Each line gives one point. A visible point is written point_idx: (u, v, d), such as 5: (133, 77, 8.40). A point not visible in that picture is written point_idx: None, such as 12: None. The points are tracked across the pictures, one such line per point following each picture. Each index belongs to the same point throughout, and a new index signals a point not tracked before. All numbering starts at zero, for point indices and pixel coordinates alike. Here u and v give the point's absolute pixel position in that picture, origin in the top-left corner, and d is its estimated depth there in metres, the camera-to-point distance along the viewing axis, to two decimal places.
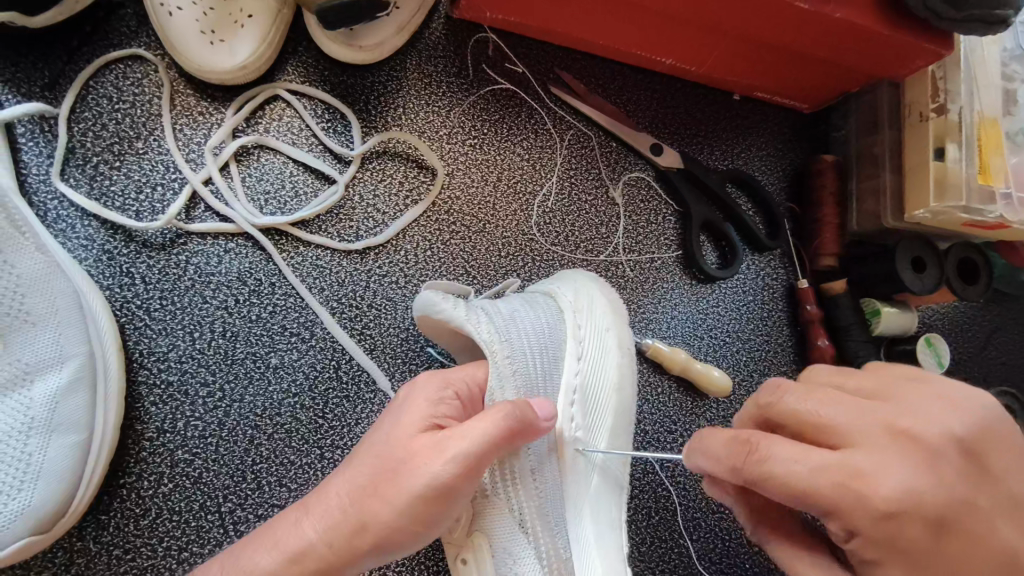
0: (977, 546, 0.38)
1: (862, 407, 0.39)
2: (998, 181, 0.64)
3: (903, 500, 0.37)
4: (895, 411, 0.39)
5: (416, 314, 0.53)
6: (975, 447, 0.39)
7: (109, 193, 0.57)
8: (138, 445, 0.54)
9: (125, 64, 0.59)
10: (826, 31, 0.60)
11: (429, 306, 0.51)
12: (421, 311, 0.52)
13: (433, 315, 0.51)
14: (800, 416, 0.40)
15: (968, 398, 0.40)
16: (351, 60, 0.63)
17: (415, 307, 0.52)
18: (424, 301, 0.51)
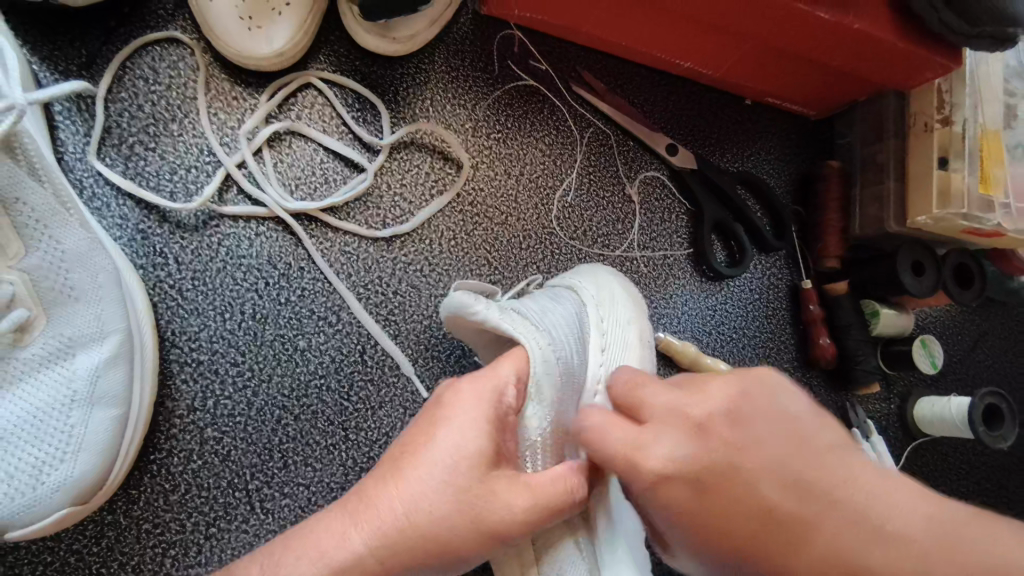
0: (739, 502, 0.43)
1: (676, 395, 0.45)
2: (998, 191, 0.68)
3: (666, 465, 0.43)
4: (690, 398, 0.45)
5: (448, 316, 0.56)
6: (756, 439, 0.44)
7: (144, 173, 0.58)
8: (169, 422, 0.55)
9: (162, 47, 0.60)
10: (842, 42, 0.63)
11: (464, 310, 0.53)
12: (455, 314, 0.54)
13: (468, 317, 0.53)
14: (627, 390, 0.46)
15: (763, 392, 0.46)
16: (379, 49, 0.65)
17: (448, 309, 0.55)
18: (456, 305, 0.53)
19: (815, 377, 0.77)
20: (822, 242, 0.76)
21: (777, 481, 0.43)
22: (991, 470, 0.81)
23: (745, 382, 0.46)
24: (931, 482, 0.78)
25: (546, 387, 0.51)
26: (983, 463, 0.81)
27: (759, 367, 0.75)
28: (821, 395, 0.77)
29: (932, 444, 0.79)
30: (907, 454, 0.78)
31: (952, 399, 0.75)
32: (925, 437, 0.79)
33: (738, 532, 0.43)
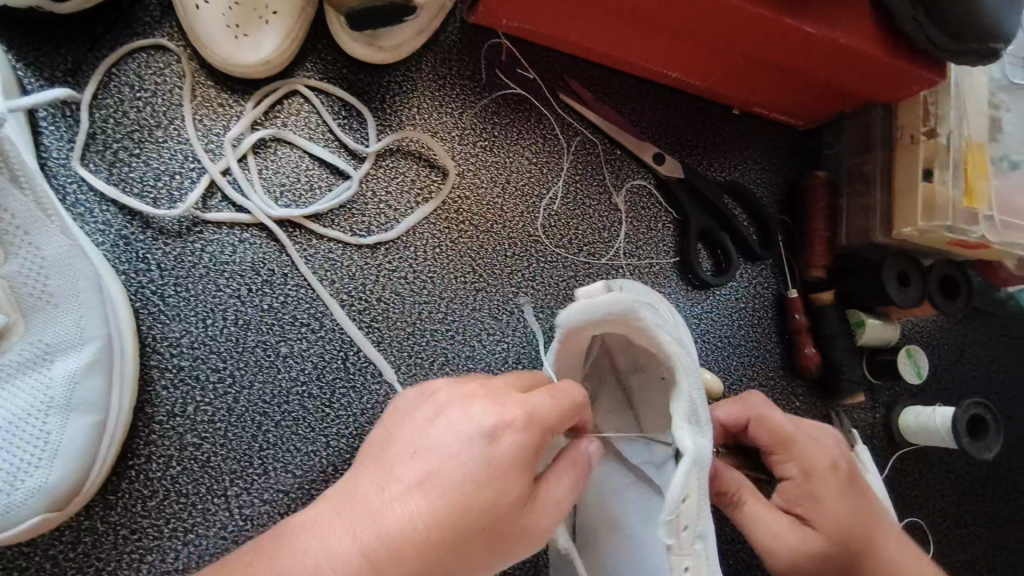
0: (862, 518, 0.57)
1: (806, 428, 0.59)
2: (982, 204, 0.67)
3: (843, 477, 0.58)
4: (807, 430, 0.59)
5: (592, 307, 0.47)
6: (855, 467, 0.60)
7: (127, 180, 0.58)
8: (149, 428, 0.55)
9: (148, 53, 0.60)
10: (827, 55, 0.63)
11: (633, 311, 0.47)
12: (616, 313, 0.47)
13: (631, 318, 0.48)
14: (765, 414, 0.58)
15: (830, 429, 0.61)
16: (365, 57, 0.65)
17: (604, 305, 0.47)
18: (629, 303, 0.47)
19: (799, 386, 0.77)
20: (808, 252, 0.76)
21: (863, 506, 0.57)
22: (975, 480, 0.81)
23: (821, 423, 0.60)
24: (915, 492, 0.79)
25: (699, 409, 0.49)
26: (968, 473, 0.81)
27: (744, 376, 0.75)
28: (805, 404, 0.77)
29: (917, 454, 0.80)
30: (891, 463, 0.79)
31: (937, 410, 0.75)
32: (910, 447, 0.79)
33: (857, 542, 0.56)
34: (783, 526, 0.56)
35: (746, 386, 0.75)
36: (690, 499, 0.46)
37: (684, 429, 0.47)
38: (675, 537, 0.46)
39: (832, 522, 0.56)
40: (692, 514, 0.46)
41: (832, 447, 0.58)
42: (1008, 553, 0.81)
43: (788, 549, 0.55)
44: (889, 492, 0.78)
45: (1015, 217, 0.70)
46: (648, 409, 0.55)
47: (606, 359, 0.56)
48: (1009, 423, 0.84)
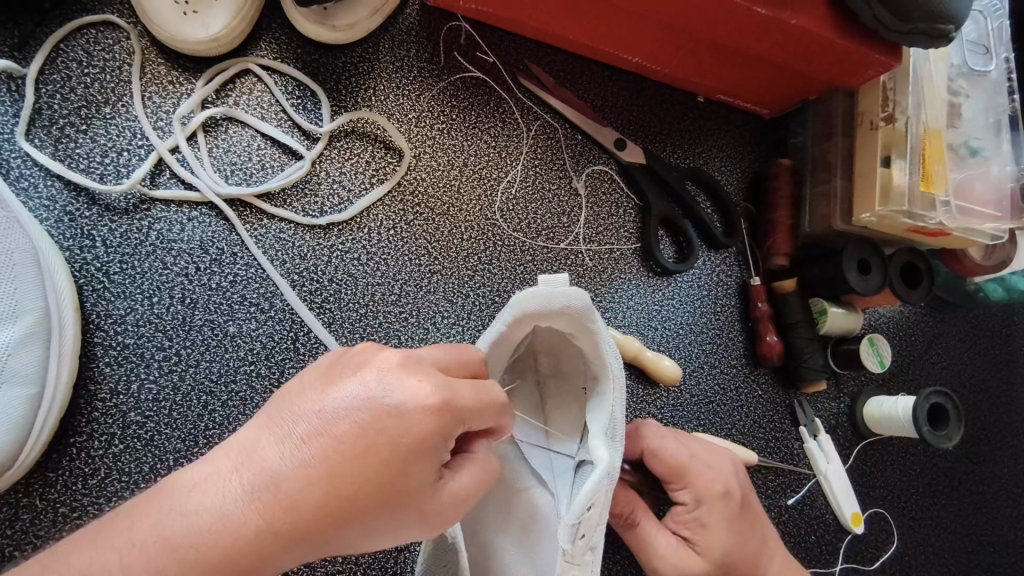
0: (751, 536, 0.61)
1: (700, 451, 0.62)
2: (939, 189, 0.67)
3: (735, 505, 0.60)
4: (700, 454, 0.62)
5: (552, 299, 0.49)
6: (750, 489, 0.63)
7: (74, 155, 0.58)
8: (90, 406, 0.55)
9: (98, 30, 0.60)
10: (782, 37, 0.63)
11: (590, 312, 0.50)
12: (575, 311, 0.49)
13: (584, 319, 0.50)
14: (655, 448, 0.61)
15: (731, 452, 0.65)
16: (316, 35, 0.64)
17: (568, 300, 0.49)
18: (589, 303, 0.50)
19: (763, 375, 0.76)
20: (770, 240, 0.76)
21: (754, 522, 0.62)
22: (941, 472, 0.81)
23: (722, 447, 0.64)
24: (880, 483, 0.78)
25: (616, 425, 0.53)
26: (934, 464, 0.81)
27: (705, 364, 0.74)
28: (769, 393, 0.76)
29: (882, 445, 0.79)
30: (855, 454, 0.78)
31: (899, 400, 0.75)
32: (874, 439, 0.78)
33: (748, 560, 0.60)
34: (669, 545, 0.59)
35: (708, 374, 0.74)
36: (597, 508, 0.48)
37: (603, 441, 0.50)
38: (572, 542, 0.47)
39: (718, 546, 0.59)
40: (592, 523, 0.48)
41: (725, 472, 0.61)
42: (974, 546, 0.80)
43: (670, 567, 0.59)
44: (853, 482, 0.77)
45: (977, 205, 0.70)
46: (561, 415, 0.57)
47: (530, 358, 0.57)
48: (977, 415, 0.83)
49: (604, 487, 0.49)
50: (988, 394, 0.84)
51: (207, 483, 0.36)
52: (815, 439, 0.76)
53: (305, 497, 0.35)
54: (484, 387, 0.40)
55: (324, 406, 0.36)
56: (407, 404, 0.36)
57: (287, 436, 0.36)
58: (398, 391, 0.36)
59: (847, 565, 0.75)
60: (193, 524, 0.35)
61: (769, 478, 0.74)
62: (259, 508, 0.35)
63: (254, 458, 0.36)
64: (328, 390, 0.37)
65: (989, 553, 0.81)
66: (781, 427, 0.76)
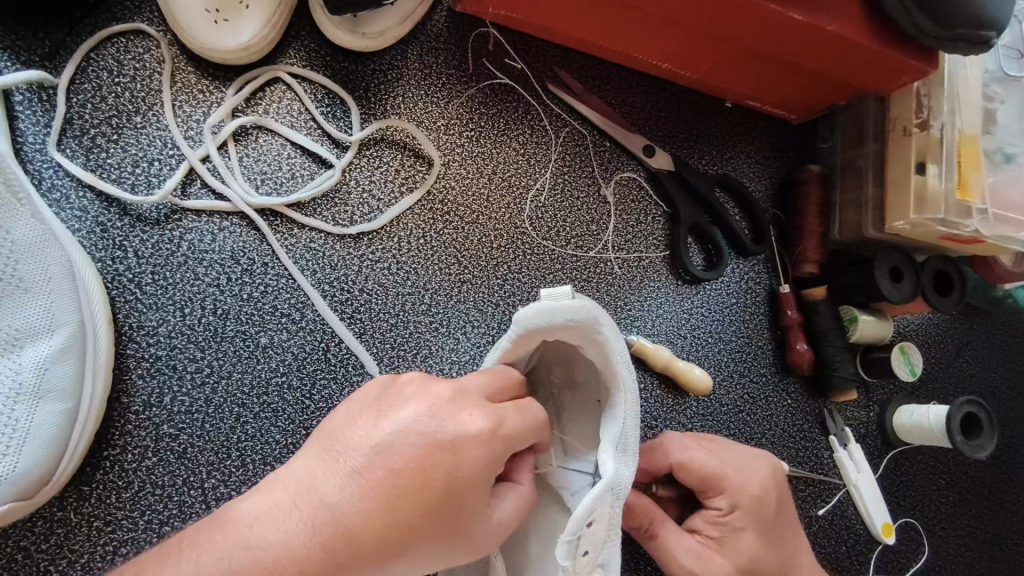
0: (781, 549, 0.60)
1: (728, 455, 0.61)
2: (975, 197, 0.66)
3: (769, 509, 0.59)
4: (728, 458, 0.60)
5: (557, 311, 0.46)
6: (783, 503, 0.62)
7: (105, 165, 0.57)
8: (124, 418, 0.54)
9: (128, 38, 0.60)
10: (818, 43, 0.62)
11: (595, 322, 0.47)
12: (581, 323, 0.46)
13: (590, 330, 0.47)
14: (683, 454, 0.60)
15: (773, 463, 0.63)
16: (348, 45, 0.64)
17: (572, 313, 0.46)
18: (594, 314, 0.47)
19: (792, 383, 0.75)
20: (800, 246, 0.75)
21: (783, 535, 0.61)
22: (971, 480, 0.80)
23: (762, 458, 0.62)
24: (910, 491, 0.77)
25: (628, 436, 0.49)
26: (963, 473, 0.80)
27: (735, 372, 0.74)
28: (798, 402, 0.75)
29: (912, 454, 0.78)
30: (885, 463, 0.77)
31: (930, 408, 0.74)
32: (904, 447, 0.78)
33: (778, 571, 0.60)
34: (692, 547, 0.58)
35: (737, 383, 0.74)
36: (600, 523, 0.45)
37: (611, 453, 0.47)
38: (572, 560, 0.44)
39: (756, 560, 0.58)
40: (596, 538, 0.45)
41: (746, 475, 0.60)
42: (1004, 556, 0.80)
43: None
44: (882, 491, 0.77)
45: (1010, 211, 0.69)
46: (577, 430, 0.53)
47: (543, 370, 0.54)
48: (1007, 423, 0.82)
49: (607, 500, 0.45)
50: (1017, 402, 0.83)
51: (272, 519, 0.37)
52: (846, 448, 0.75)
53: (363, 526, 0.37)
54: (528, 412, 0.41)
55: (377, 440, 0.38)
56: (456, 437, 0.37)
57: (342, 469, 0.38)
58: (451, 424, 0.38)
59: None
60: (259, 558, 0.36)
61: (799, 488, 0.73)
62: (319, 540, 0.36)
63: (312, 489, 0.38)
64: (377, 423, 0.38)
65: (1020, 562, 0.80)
66: (811, 435, 0.75)
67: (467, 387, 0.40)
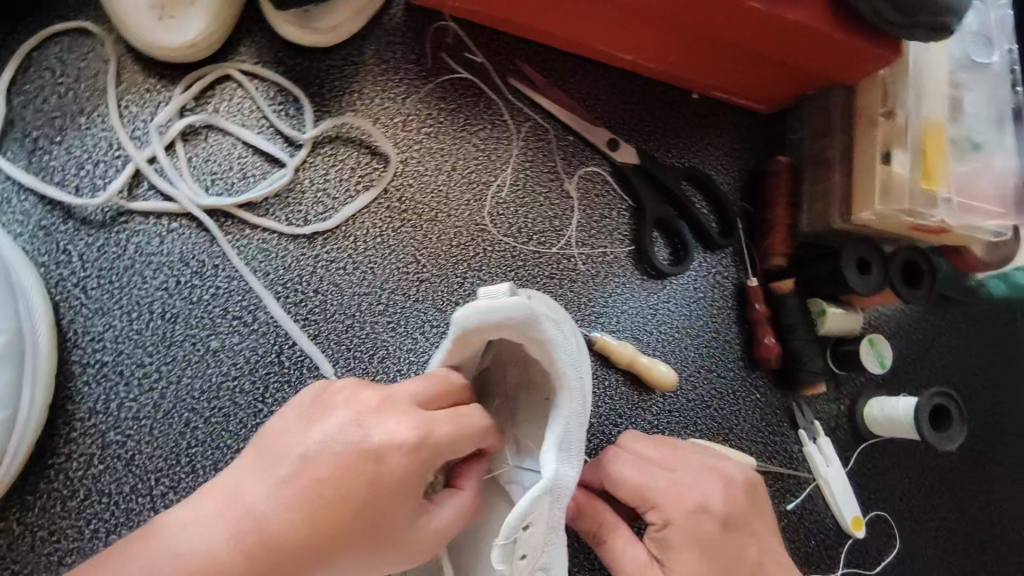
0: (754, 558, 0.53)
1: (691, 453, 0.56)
2: (941, 185, 0.65)
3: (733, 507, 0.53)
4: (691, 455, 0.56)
5: (495, 309, 0.44)
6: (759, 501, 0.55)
7: (48, 168, 0.57)
8: (69, 426, 0.54)
9: (72, 37, 0.58)
10: (777, 32, 0.61)
11: (535, 319, 0.45)
12: (519, 320, 0.45)
13: (530, 327, 0.45)
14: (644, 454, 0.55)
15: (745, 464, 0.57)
16: (307, 41, 0.63)
17: (509, 310, 0.44)
18: (533, 310, 0.45)
19: (760, 378, 0.75)
20: (767, 239, 0.74)
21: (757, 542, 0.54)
22: (944, 473, 0.79)
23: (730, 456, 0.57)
24: (881, 485, 0.77)
25: (574, 435, 0.48)
26: (936, 465, 0.79)
27: (702, 368, 0.73)
28: (767, 396, 0.75)
29: (883, 447, 0.78)
30: (855, 456, 0.77)
31: (900, 400, 0.73)
32: (876, 440, 0.77)
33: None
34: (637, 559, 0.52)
35: (705, 378, 0.73)
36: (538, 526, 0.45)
37: (552, 453, 0.46)
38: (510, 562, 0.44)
39: None
40: (536, 539, 0.45)
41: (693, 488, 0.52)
42: (976, 547, 0.79)
43: None
44: (853, 485, 0.76)
45: (978, 200, 0.68)
46: (532, 430, 0.52)
47: (498, 373, 0.53)
48: (981, 414, 0.82)
49: (546, 501, 0.45)
50: (992, 393, 0.83)
51: (195, 527, 0.39)
52: (815, 442, 0.74)
53: (290, 533, 0.38)
54: (465, 418, 0.41)
55: (305, 448, 0.39)
56: (381, 445, 0.39)
57: (270, 478, 0.39)
58: (378, 433, 0.39)
59: (847, 569, 0.74)
60: (183, 564, 0.38)
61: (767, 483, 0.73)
62: (247, 547, 0.38)
63: (239, 498, 0.39)
64: (307, 430, 0.40)
65: (993, 554, 0.79)
66: (780, 430, 0.75)
67: (397, 394, 0.41)
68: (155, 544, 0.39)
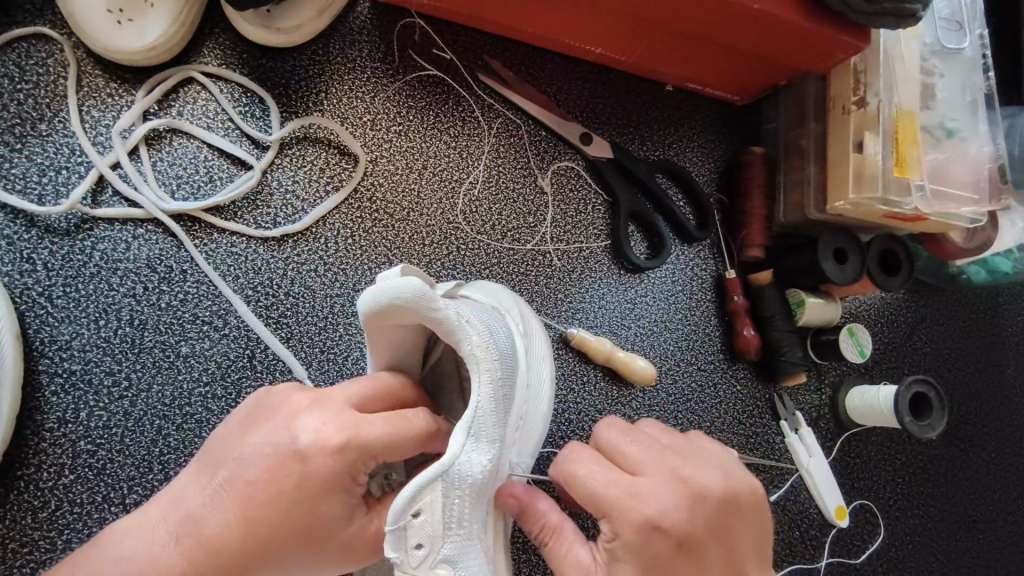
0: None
1: (662, 457, 0.46)
2: (913, 173, 0.65)
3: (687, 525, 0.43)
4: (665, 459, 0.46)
5: (380, 293, 0.42)
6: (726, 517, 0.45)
7: (9, 176, 0.56)
8: (37, 437, 0.53)
9: (30, 43, 0.58)
10: (744, 22, 0.61)
11: (426, 298, 0.42)
12: (410, 301, 0.42)
13: (427, 310, 0.43)
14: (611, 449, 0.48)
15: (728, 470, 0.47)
16: (273, 43, 0.63)
17: (396, 290, 0.41)
18: (422, 289, 0.42)
19: (741, 369, 0.74)
20: (744, 231, 0.74)
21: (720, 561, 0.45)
22: (927, 459, 0.79)
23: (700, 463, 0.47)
24: (864, 474, 0.77)
25: (488, 422, 0.44)
26: (920, 452, 0.79)
27: (682, 361, 0.73)
28: (749, 388, 0.74)
29: (866, 436, 0.78)
30: (838, 446, 0.76)
31: (881, 388, 0.73)
32: (858, 429, 0.77)
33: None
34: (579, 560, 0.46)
35: (685, 372, 0.73)
36: (432, 515, 0.41)
37: (457, 440, 0.42)
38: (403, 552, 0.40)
39: None
40: (432, 530, 0.41)
41: (650, 501, 0.43)
42: (962, 532, 0.79)
43: None
44: (837, 474, 0.76)
45: (952, 187, 0.67)
46: None
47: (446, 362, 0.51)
48: (964, 400, 0.82)
49: (439, 488, 0.41)
50: (974, 378, 0.83)
51: (140, 532, 0.40)
52: (797, 432, 0.74)
53: (224, 538, 0.39)
54: (398, 417, 0.41)
55: (240, 452, 0.41)
56: (309, 447, 0.39)
57: (209, 483, 0.41)
58: (308, 435, 0.40)
59: (833, 559, 0.74)
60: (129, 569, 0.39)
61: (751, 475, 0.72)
62: (185, 552, 0.39)
63: (181, 504, 0.41)
64: (244, 435, 0.41)
65: (979, 540, 0.79)
66: (762, 421, 0.74)
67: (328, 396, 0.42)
68: (106, 547, 0.41)
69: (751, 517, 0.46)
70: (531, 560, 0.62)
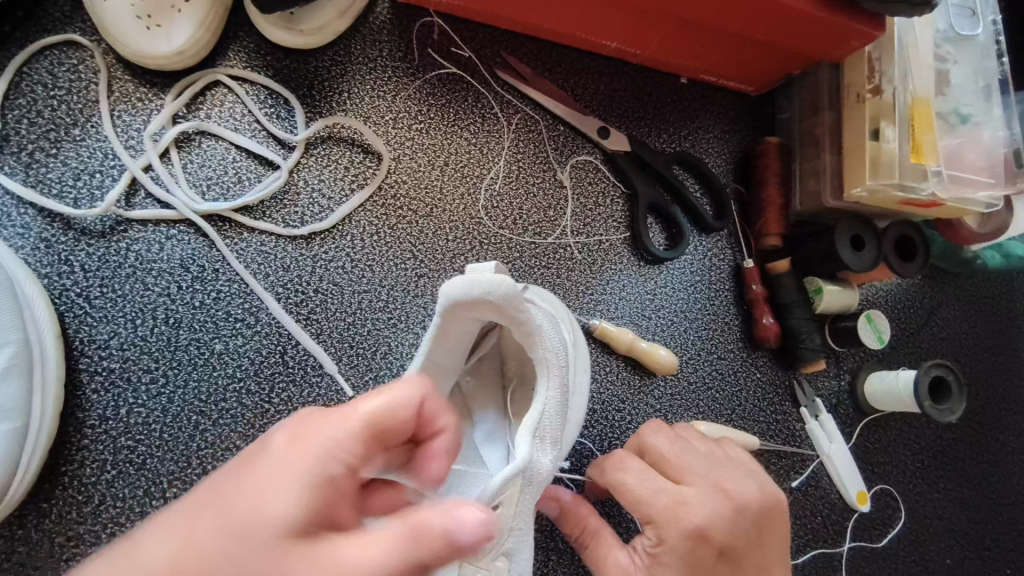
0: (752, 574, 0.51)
1: (706, 468, 0.52)
2: (930, 159, 0.66)
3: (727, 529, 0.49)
4: (707, 468, 0.52)
5: (473, 287, 0.44)
6: (761, 524, 0.51)
7: (46, 181, 0.57)
8: (80, 433, 0.54)
9: (61, 50, 0.59)
10: (759, 13, 0.61)
11: (516, 300, 0.44)
12: (498, 299, 0.44)
13: (514, 309, 0.45)
14: (659, 454, 0.54)
15: (764, 481, 0.53)
16: (310, 45, 0.64)
17: (488, 286, 0.43)
18: (514, 289, 0.44)
19: (761, 357, 0.75)
20: (761, 220, 0.75)
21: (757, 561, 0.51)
22: (946, 443, 0.80)
23: (737, 474, 0.52)
24: (884, 458, 0.78)
25: (551, 422, 0.46)
26: (938, 436, 0.80)
27: (703, 351, 0.74)
28: (768, 375, 0.75)
29: (885, 421, 0.78)
30: (858, 431, 0.77)
31: (899, 373, 0.74)
32: (877, 414, 0.78)
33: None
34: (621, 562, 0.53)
35: (706, 361, 0.73)
36: (508, 506, 0.43)
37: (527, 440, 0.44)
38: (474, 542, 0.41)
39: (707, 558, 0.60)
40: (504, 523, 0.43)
41: (698, 510, 0.49)
42: (982, 516, 0.80)
43: None
44: (857, 459, 0.77)
45: (966, 172, 0.68)
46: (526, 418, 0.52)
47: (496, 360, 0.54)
48: (982, 384, 0.82)
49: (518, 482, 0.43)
50: (992, 362, 0.83)
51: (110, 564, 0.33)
52: (817, 418, 0.75)
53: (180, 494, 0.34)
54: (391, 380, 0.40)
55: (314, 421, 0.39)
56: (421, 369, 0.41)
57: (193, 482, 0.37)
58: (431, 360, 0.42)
59: (855, 543, 0.75)
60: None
61: (772, 461, 0.73)
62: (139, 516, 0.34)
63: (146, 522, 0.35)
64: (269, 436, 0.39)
65: (998, 522, 0.80)
66: (782, 408, 0.75)
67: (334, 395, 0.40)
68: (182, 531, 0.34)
69: (784, 521, 0.53)
70: (560, 548, 0.63)
